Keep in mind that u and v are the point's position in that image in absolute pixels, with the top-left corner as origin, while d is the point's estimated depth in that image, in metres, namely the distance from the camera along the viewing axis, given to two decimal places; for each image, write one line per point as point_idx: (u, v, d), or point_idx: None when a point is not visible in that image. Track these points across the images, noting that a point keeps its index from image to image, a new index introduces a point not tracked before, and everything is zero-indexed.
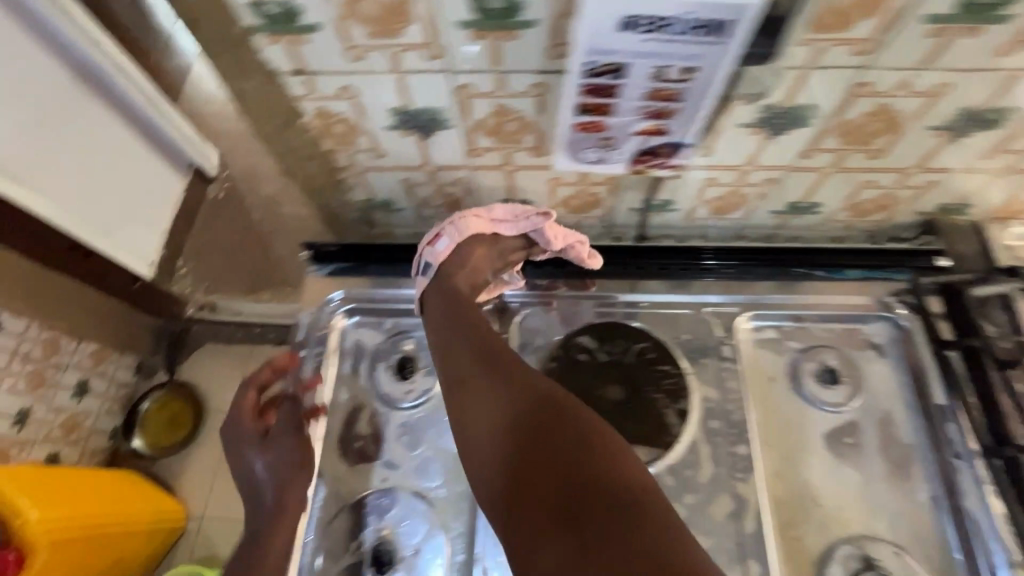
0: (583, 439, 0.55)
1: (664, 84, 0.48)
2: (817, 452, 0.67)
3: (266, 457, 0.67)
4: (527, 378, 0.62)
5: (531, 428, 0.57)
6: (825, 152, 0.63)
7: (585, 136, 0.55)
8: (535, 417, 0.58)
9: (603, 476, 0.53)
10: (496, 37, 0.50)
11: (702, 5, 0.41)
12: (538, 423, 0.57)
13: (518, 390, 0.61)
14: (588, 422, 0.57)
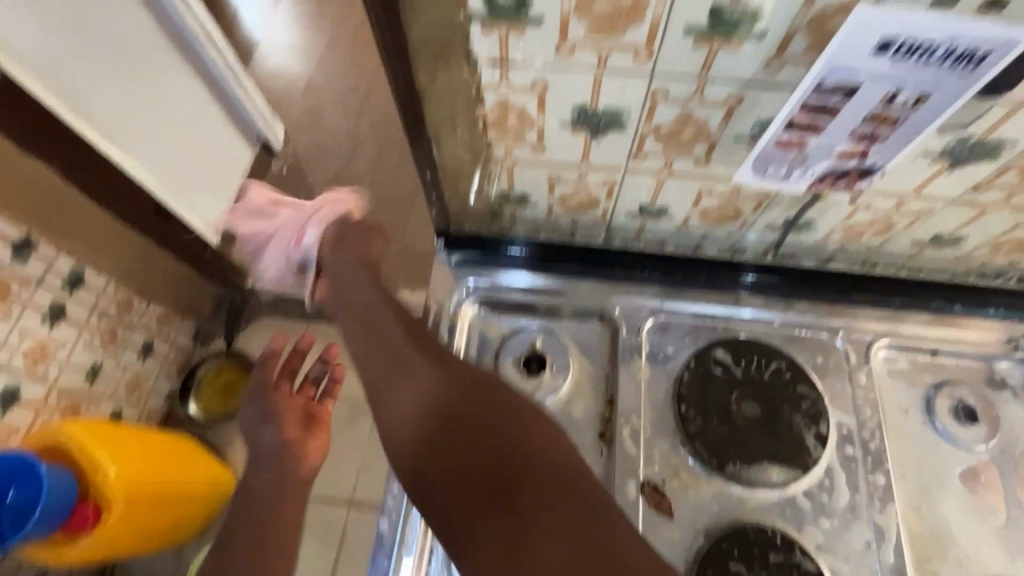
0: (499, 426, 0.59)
1: (890, 108, 0.48)
2: (951, 487, 0.66)
3: (273, 427, 0.80)
4: (430, 357, 0.65)
5: (489, 461, 0.57)
6: (997, 190, 0.62)
7: (783, 151, 0.55)
8: (450, 404, 0.61)
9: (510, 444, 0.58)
10: (717, 46, 0.49)
11: (974, 34, 0.41)
12: (453, 411, 0.60)
13: (460, 397, 0.61)
14: (476, 394, 0.62)
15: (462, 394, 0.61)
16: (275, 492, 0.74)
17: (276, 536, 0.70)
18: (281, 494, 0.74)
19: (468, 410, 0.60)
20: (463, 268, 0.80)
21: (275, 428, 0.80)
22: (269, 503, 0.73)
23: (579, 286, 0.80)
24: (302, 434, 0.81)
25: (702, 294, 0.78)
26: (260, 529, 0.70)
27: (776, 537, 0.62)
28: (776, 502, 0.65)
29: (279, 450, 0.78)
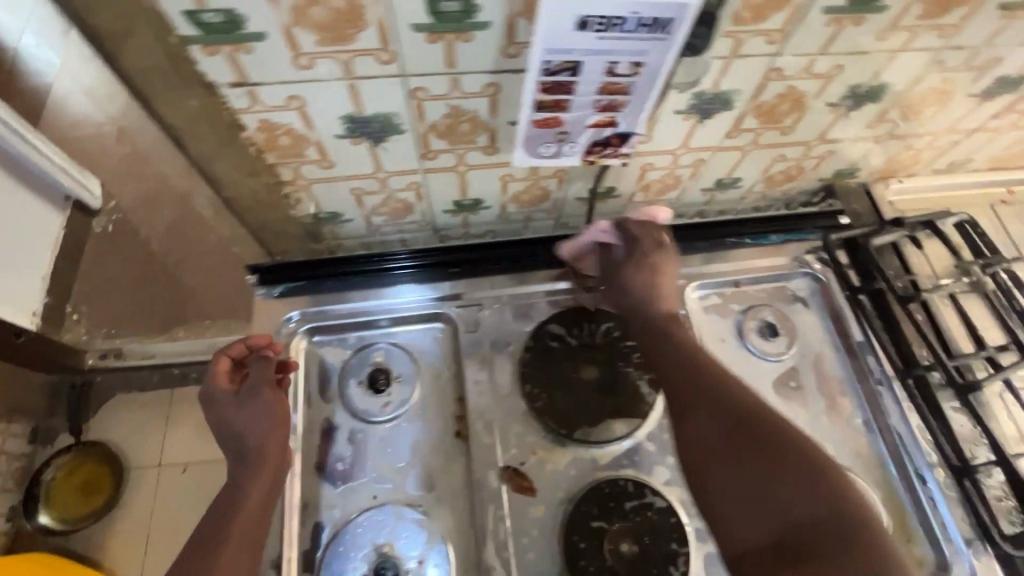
0: (778, 424, 0.56)
1: (615, 79, 0.52)
2: (767, 396, 0.75)
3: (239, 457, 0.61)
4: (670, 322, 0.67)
5: (744, 427, 0.57)
6: (745, 133, 0.70)
7: (545, 132, 0.57)
8: (693, 377, 0.61)
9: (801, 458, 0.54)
10: (451, 39, 0.50)
11: (650, 5, 0.45)
12: (707, 387, 0.60)
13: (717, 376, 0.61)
14: (677, 357, 0.63)
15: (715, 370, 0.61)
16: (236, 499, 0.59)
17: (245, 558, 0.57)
18: (226, 545, 0.56)
19: (777, 431, 0.56)
20: (288, 299, 0.76)
21: (255, 481, 0.60)
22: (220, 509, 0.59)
23: (414, 290, 0.77)
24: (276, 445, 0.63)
25: (533, 271, 0.79)
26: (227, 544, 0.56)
27: (629, 484, 0.66)
28: (624, 453, 0.69)
29: (268, 503, 0.60)
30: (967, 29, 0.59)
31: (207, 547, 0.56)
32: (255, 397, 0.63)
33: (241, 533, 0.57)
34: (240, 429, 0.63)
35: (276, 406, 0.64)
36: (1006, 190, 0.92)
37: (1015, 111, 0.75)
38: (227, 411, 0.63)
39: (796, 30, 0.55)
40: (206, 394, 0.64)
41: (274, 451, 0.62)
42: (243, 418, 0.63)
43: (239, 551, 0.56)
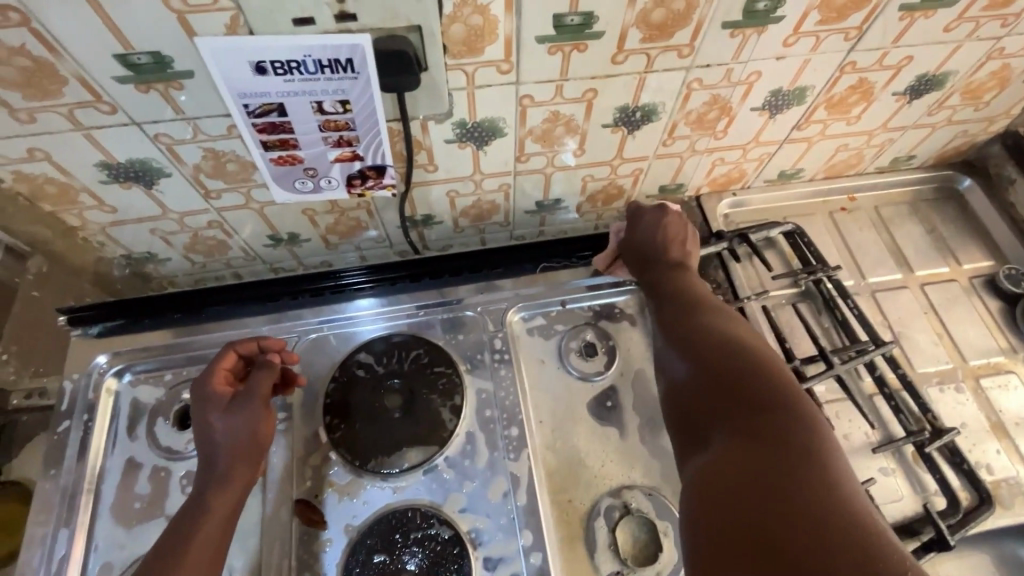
0: (767, 392, 0.54)
1: (329, 116, 0.54)
2: (581, 418, 0.74)
3: (212, 477, 0.61)
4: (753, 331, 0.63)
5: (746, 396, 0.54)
6: (534, 157, 0.72)
7: (290, 168, 0.59)
8: (756, 371, 0.56)
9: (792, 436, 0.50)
10: (162, 89, 0.52)
11: (317, 47, 0.48)
12: (758, 373, 0.56)
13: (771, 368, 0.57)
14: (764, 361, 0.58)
15: (765, 357, 0.58)
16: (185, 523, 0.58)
17: None
18: (187, 550, 0.56)
19: (793, 413, 0.52)
20: (105, 338, 0.78)
21: (218, 489, 0.60)
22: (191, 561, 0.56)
23: (234, 325, 0.80)
24: (229, 425, 0.63)
25: (352, 303, 0.81)
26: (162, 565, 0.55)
27: (417, 516, 0.66)
28: (423, 480, 0.69)
29: (238, 503, 0.61)
30: (705, 48, 0.59)
31: (176, 541, 0.57)
32: (251, 404, 0.64)
33: (212, 532, 0.58)
34: (215, 434, 0.63)
35: (267, 417, 0.65)
36: (848, 198, 0.91)
37: (814, 121, 0.75)
38: (218, 415, 0.63)
39: (521, 60, 0.57)
40: (201, 395, 0.65)
41: (224, 446, 0.62)
42: (219, 420, 0.63)
43: (206, 549, 0.57)
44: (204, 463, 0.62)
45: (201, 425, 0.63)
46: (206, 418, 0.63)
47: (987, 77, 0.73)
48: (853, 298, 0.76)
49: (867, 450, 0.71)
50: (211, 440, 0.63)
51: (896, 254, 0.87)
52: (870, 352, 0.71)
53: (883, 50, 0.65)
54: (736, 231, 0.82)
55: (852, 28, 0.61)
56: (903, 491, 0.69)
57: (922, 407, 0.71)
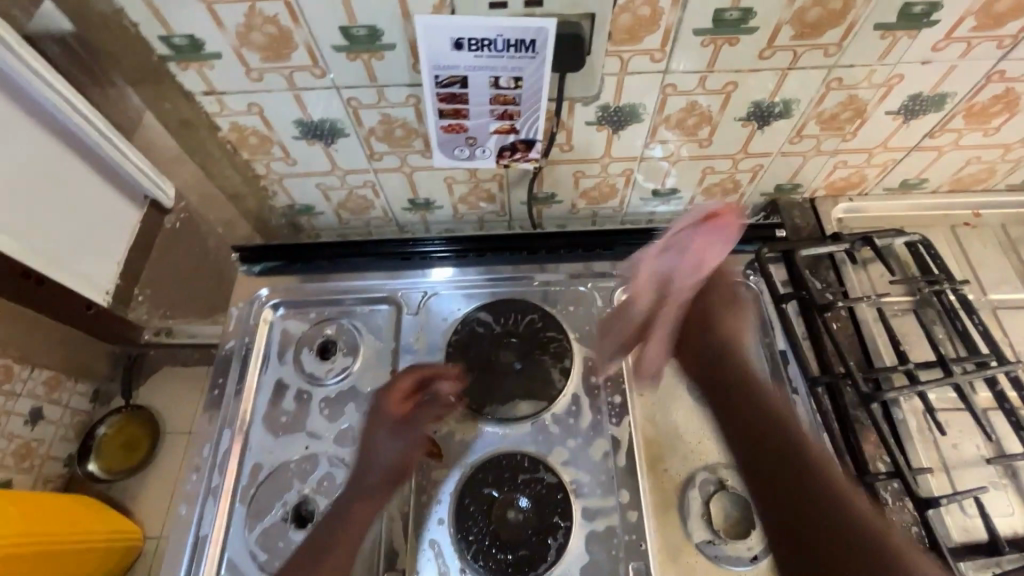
0: (829, 522, 0.59)
1: (501, 91, 0.61)
2: (680, 395, 0.78)
3: (367, 496, 0.69)
4: (760, 388, 0.71)
5: (794, 477, 0.63)
6: (662, 145, 0.77)
7: (455, 137, 0.67)
8: (780, 448, 0.65)
9: (832, 525, 0.58)
10: (367, 58, 0.61)
11: (509, 28, 0.55)
12: (796, 454, 0.64)
13: (795, 437, 0.66)
14: (760, 414, 0.69)
15: (782, 423, 0.67)
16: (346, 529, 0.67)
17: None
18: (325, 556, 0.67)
19: (815, 482, 0.62)
20: (264, 276, 0.90)
21: (358, 501, 0.69)
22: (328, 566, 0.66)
23: (370, 276, 0.90)
24: (401, 445, 0.71)
25: (475, 267, 0.89)
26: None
27: (524, 460, 0.72)
28: (530, 430, 0.75)
29: (366, 529, 0.69)
30: (851, 49, 0.62)
31: (307, 552, 0.67)
32: (401, 433, 0.72)
33: (345, 550, 0.67)
34: (392, 457, 0.71)
35: (422, 444, 0.73)
36: (973, 214, 0.89)
37: (949, 130, 0.75)
38: (384, 439, 0.71)
39: (675, 50, 0.62)
40: (376, 411, 0.73)
41: (373, 473, 0.70)
42: (383, 446, 0.71)
43: (337, 555, 0.67)
44: (353, 483, 0.70)
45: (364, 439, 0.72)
46: (374, 435, 0.72)
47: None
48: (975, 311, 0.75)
49: (978, 462, 0.70)
50: (367, 467, 0.70)
51: (1023, 275, 0.84)
52: (994, 368, 0.70)
53: None
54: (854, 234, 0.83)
55: (1007, 34, 0.62)
56: (1014, 506, 0.67)
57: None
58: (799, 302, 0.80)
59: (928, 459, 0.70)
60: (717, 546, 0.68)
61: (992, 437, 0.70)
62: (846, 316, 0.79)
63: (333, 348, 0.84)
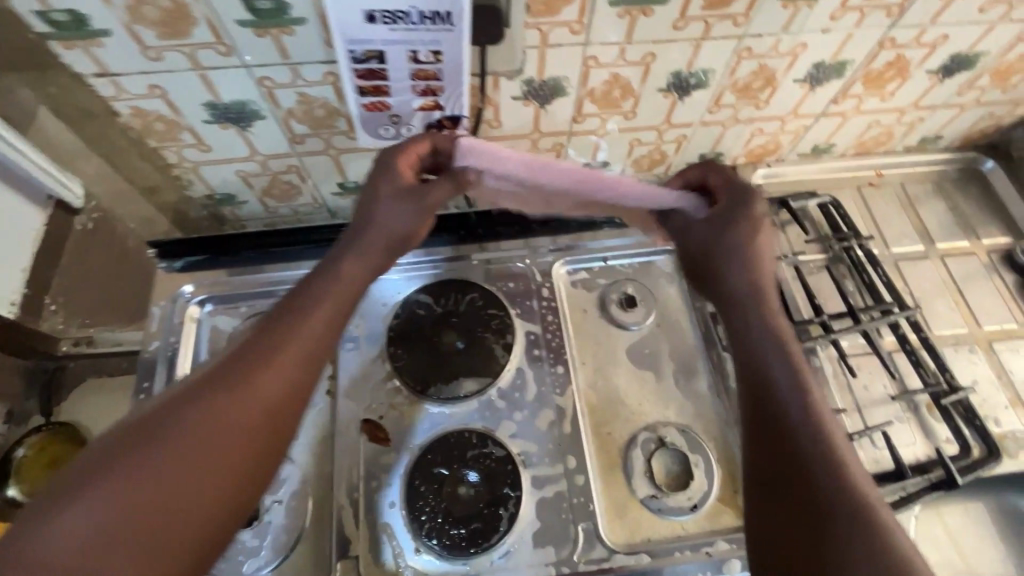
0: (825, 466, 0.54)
1: (422, 66, 0.60)
2: (620, 361, 0.81)
3: (358, 256, 0.64)
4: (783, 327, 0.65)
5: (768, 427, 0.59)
6: (589, 117, 0.77)
7: (378, 114, 0.65)
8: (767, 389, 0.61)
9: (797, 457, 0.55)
10: (276, 34, 0.58)
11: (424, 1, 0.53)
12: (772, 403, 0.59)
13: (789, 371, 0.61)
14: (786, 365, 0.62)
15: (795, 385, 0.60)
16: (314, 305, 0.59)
17: (268, 403, 0.52)
18: (292, 337, 0.57)
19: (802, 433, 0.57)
20: (186, 272, 0.85)
21: (357, 255, 0.64)
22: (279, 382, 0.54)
23: (302, 265, 0.87)
24: (416, 200, 0.64)
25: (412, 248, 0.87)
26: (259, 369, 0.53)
27: (471, 436, 0.73)
28: (477, 407, 0.76)
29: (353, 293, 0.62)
30: (758, 18, 0.65)
31: (243, 356, 0.54)
32: (377, 227, 0.65)
33: (285, 362, 0.55)
34: (388, 220, 0.65)
35: (426, 217, 0.66)
36: (876, 174, 0.96)
37: (850, 96, 0.81)
38: (392, 203, 0.64)
39: (593, 21, 0.62)
40: (388, 163, 0.64)
41: (323, 297, 0.60)
42: (385, 211, 0.64)
43: (279, 370, 0.54)
44: (349, 244, 0.65)
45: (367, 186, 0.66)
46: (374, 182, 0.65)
47: (1015, 59, 0.78)
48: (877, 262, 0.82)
49: (885, 399, 0.77)
50: (333, 269, 0.62)
51: (918, 226, 0.93)
52: (896, 313, 0.78)
53: (925, 22, 0.69)
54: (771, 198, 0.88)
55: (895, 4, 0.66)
56: (917, 438, 0.74)
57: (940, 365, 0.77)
58: None
59: (843, 401, 0.77)
60: (661, 499, 0.72)
61: (896, 376, 0.77)
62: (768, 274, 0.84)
63: None
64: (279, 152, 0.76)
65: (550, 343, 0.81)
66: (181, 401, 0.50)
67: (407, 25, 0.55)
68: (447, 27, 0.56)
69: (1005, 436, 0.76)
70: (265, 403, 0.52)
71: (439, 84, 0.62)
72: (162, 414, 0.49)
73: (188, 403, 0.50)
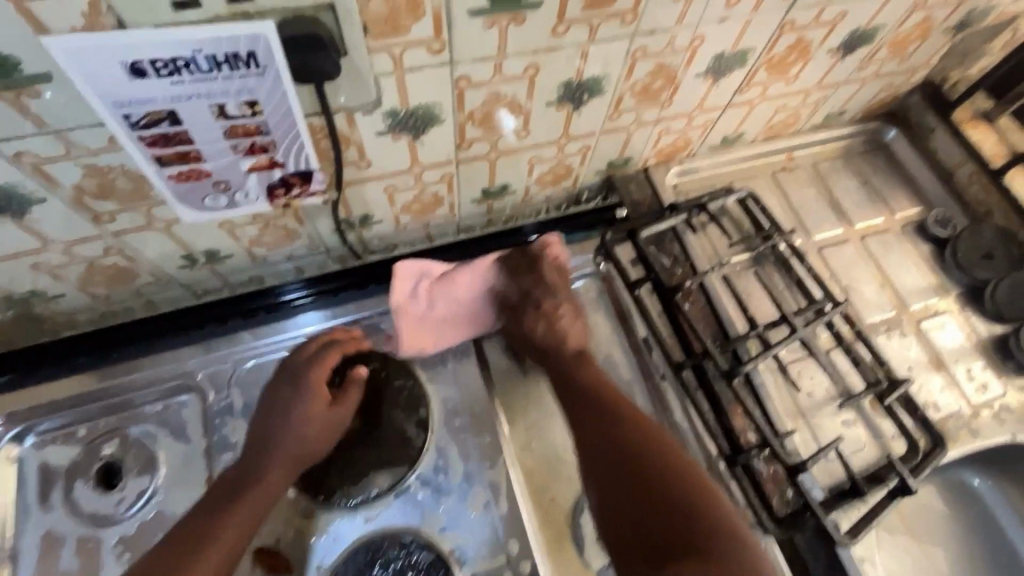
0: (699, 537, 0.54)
1: (236, 121, 0.46)
2: (554, 412, 0.71)
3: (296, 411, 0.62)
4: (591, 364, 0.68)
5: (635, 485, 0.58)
6: (475, 142, 0.66)
7: (198, 184, 0.51)
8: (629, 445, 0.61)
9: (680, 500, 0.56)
10: (12, 98, 0.41)
11: (207, 39, 0.40)
12: (636, 454, 0.60)
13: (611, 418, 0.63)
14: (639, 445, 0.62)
15: (640, 435, 0.61)
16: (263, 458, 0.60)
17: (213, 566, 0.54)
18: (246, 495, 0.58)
19: (680, 480, 0.57)
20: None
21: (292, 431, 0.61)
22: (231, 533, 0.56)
23: (156, 363, 0.70)
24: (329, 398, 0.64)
25: (295, 320, 0.75)
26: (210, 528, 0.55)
27: (393, 544, 0.62)
28: (395, 504, 0.64)
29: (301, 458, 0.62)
30: (649, 14, 0.56)
31: (217, 500, 0.57)
32: (309, 398, 0.62)
33: (226, 543, 0.55)
34: (287, 411, 0.62)
35: (315, 405, 0.63)
36: (787, 157, 0.92)
37: (755, 84, 0.74)
38: (288, 386, 0.63)
39: (454, 37, 0.50)
40: (295, 368, 0.64)
41: (288, 444, 0.61)
42: (304, 412, 0.62)
43: (216, 556, 0.54)
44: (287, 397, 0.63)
45: (290, 384, 0.63)
46: (293, 374, 0.63)
47: (912, 29, 0.74)
48: (804, 259, 0.77)
49: (829, 405, 0.73)
50: (271, 436, 0.61)
51: (834, 207, 0.89)
52: (828, 312, 0.73)
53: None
54: (690, 201, 0.80)
55: None
56: (864, 439, 0.72)
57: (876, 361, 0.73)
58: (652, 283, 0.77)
59: (789, 415, 0.72)
60: None
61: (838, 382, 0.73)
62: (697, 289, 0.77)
63: (121, 470, 0.65)
64: (84, 236, 0.59)
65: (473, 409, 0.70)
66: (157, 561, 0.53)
67: (196, 73, 0.42)
68: (253, 68, 0.43)
69: (943, 420, 0.74)
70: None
71: (267, 138, 0.49)
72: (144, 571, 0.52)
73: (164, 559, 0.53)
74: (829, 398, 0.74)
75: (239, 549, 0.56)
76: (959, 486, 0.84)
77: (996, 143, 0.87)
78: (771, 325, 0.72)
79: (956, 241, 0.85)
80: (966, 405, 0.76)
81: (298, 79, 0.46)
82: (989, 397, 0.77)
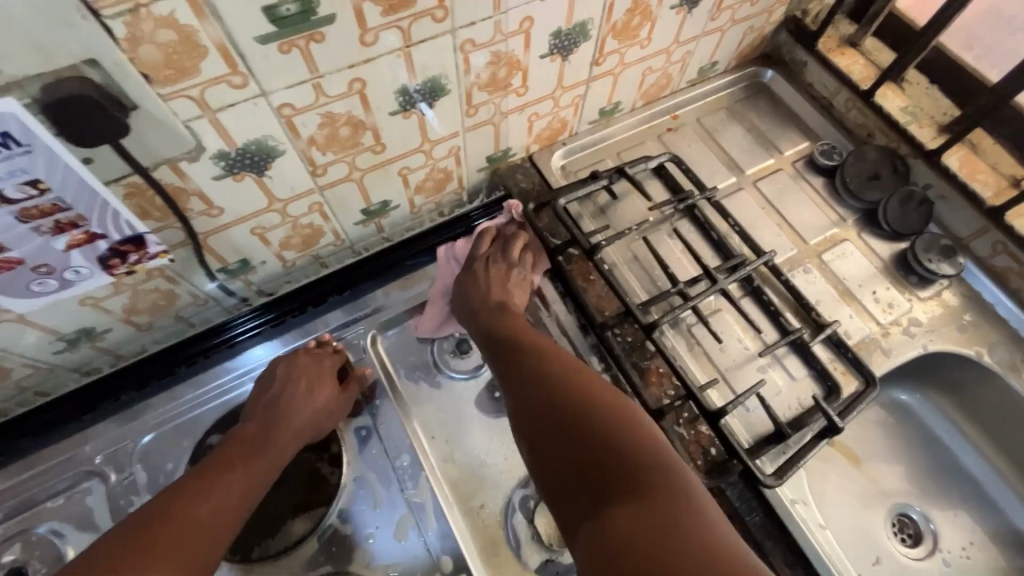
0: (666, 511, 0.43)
1: (25, 204, 0.46)
2: (472, 418, 0.71)
3: (306, 388, 0.66)
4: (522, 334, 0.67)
5: (566, 424, 0.53)
6: (331, 167, 0.63)
7: (14, 273, 0.51)
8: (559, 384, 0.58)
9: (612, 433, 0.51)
10: None
11: None
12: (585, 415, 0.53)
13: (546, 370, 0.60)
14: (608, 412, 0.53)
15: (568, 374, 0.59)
16: (275, 429, 0.63)
17: (218, 518, 0.55)
18: (257, 459, 0.61)
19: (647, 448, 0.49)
20: None
21: (299, 401, 0.65)
22: (239, 488, 0.58)
23: (49, 455, 0.68)
24: (339, 386, 0.69)
25: (194, 380, 0.74)
26: (219, 478, 0.57)
27: None
28: (319, 548, 0.63)
29: (305, 430, 0.65)
30: (459, 5, 0.54)
31: (222, 460, 0.59)
32: (320, 382, 0.67)
33: (234, 492, 0.57)
34: (299, 393, 0.66)
35: (325, 388, 0.67)
36: (672, 117, 0.92)
37: (609, 53, 0.73)
38: (307, 367, 0.68)
39: (253, 67, 0.48)
40: (308, 357, 0.69)
41: (295, 420, 0.64)
42: (316, 395, 0.66)
43: (223, 499, 0.56)
44: (294, 375, 0.67)
45: (294, 367, 0.68)
46: (295, 360, 0.69)
47: None
48: (726, 214, 0.77)
49: (746, 355, 0.73)
50: (281, 407, 0.65)
51: (724, 157, 0.89)
52: (752, 263, 0.73)
53: None
54: (610, 168, 0.81)
55: None
56: (784, 382, 0.72)
57: (796, 299, 0.75)
58: (575, 254, 0.77)
59: (706, 373, 0.72)
60: (556, 561, 0.63)
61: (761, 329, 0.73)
62: (618, 257, 0.78)
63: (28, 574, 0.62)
64: None
65: (392, 431, 0.70)
66: (164, 505, 0.54)
67: None
68: (14, 146, 0.41)
69: (857, 346, 0.75)
70: (218, 526, 0.54)
71: (70, 213, 0.49)
72: (154, 516, 0.52)
73: (172, 506, 0.54)
74: (745, 349, 0.74)
75: (245, 505, 0.58)
76: (893, 404, 0.86)
77: (865, 66, 0.88)
78: (692, 281, 0.72)
79: (844, 168, 0.85)
80: (876, 328, 0.77)
81: (74, 142, 0.44)
82: (897, 315, 0.78)
